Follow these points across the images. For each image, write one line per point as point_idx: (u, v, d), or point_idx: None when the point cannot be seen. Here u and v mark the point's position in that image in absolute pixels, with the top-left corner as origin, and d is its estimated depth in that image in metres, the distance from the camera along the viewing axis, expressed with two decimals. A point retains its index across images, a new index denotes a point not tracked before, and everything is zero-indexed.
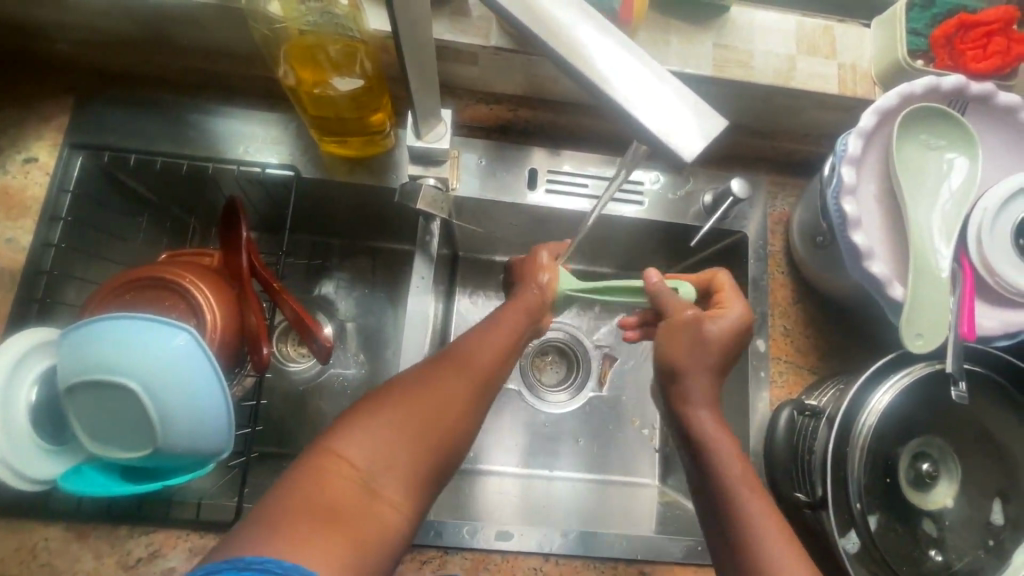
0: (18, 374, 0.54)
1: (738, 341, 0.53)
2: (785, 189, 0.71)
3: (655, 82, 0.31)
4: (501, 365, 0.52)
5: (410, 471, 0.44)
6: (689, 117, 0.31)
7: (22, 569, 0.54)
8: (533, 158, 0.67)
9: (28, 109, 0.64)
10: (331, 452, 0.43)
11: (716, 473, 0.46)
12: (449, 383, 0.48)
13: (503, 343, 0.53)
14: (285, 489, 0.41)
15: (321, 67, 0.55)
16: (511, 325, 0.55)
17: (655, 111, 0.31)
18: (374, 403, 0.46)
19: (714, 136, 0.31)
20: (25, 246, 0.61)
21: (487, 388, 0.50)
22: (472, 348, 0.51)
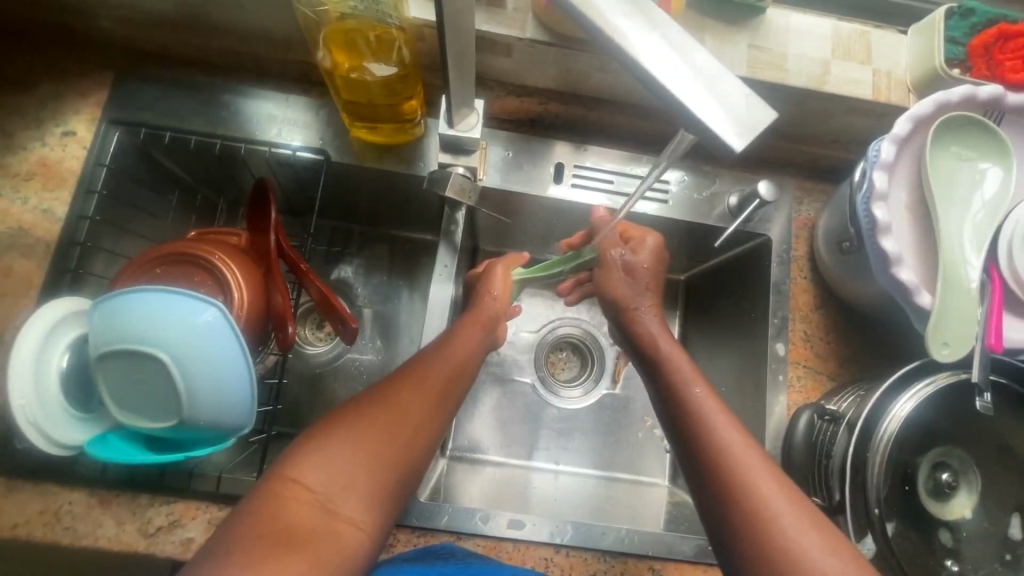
0: (51, 341, 0.55)
1: (655, 258, 0.62)
2: (811, 194, 0.71)
3: (707, 73, 0.31)
4: (459, 375, 0.52)
5: (372, 487, 0.42)
6: (739, 111, 0.30)
7: (46, 531, 0.55)
8: (559, 153, 0.67)
9: (68, 85, 0.66)
10: (285, 477, 0.41)
11: (726, 460, 0.43)
12: (405, 395, 0.47)
13: (458, 357, 0.53)
14: (238, 521, 0.39)
15: (361, 51, 0.55)
16: (469, 334, 0.56)
17: (707, 103, 0.30)
18: (329, 422, 0.44)
19: (766, 127, 0.30)
20: (61, 217, 0.62)
21: (449, 395, 0.50)
22: (429, 363, 0.51)
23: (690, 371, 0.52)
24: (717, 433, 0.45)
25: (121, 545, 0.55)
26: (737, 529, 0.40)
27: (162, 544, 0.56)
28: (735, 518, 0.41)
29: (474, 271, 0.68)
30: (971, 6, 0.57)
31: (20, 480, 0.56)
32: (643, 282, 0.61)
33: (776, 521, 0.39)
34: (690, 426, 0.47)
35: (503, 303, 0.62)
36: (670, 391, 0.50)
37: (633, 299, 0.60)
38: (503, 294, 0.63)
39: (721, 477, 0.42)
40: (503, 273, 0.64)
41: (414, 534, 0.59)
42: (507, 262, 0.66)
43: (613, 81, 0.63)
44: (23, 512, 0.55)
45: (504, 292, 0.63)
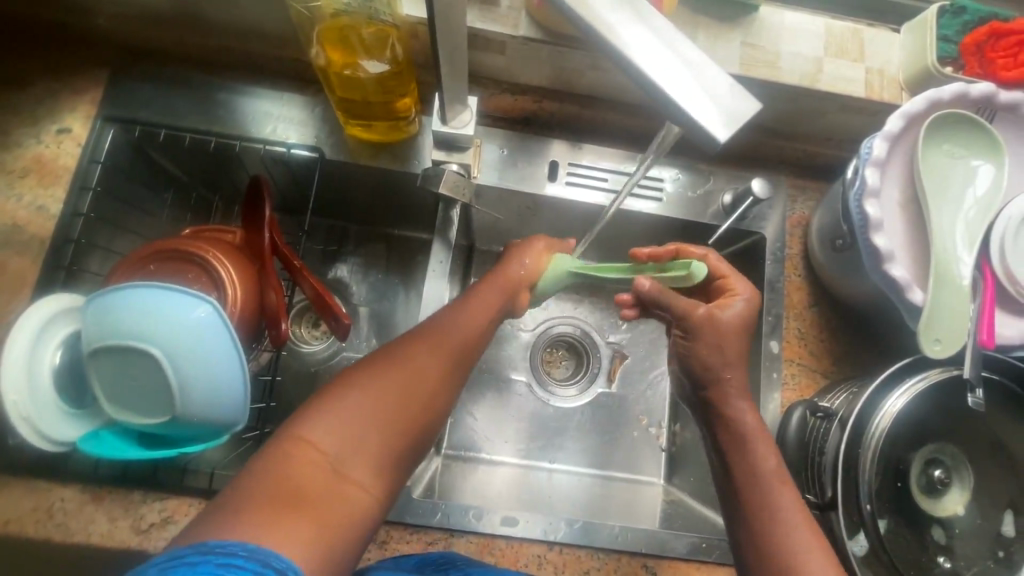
0: (44, 337, 0.55)
1: (743, 329, 0.54)
2: (805, 192, 0.71)
3: (695, 64, 0.31)
4: (475, 341, 0.51)
5: (382, 453, 0.43)
6: (725, 101, 0.31)
7: (38, 528, 0.55)
8: (554, 151, 0.67)
9: (64, 82, 0.66)
10: (297, 437, 0.41)
11: (763, 500, 0.46)
12: (416, 360, 0.47)
13: (475, 319, 0.52)
14: (250, 478, 0.39)
15: (354, 48, 0.56)
16: (490, 297, 0.54)
17: (695, 93, 0.30)
18: (343, 384, 0.44)
19: (751, 118, 0.31)
20: (55, 213, 0.62)
21: (463, 362, 0.50)
22: (445, 326, 0.50)
23: (737, 397, 0.52)
24: (757, 469, 0.48)
25: (114, 541, 0.55)
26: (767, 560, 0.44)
27: (154, 541, 0.56)
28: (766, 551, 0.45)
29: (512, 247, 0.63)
30: (962, 4, 0.57)
31: (13, 477, 0.55)
32: (729, 352, 0.53)
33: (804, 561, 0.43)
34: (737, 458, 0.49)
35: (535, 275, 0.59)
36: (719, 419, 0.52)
37: (721, 369, 0.52)
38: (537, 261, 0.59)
39: (759, 513, 0.46)
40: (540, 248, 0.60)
41: (408, 531, 0.59)
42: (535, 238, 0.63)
43: (607, 78, 0.63)
44: (15, 508, 0.55)
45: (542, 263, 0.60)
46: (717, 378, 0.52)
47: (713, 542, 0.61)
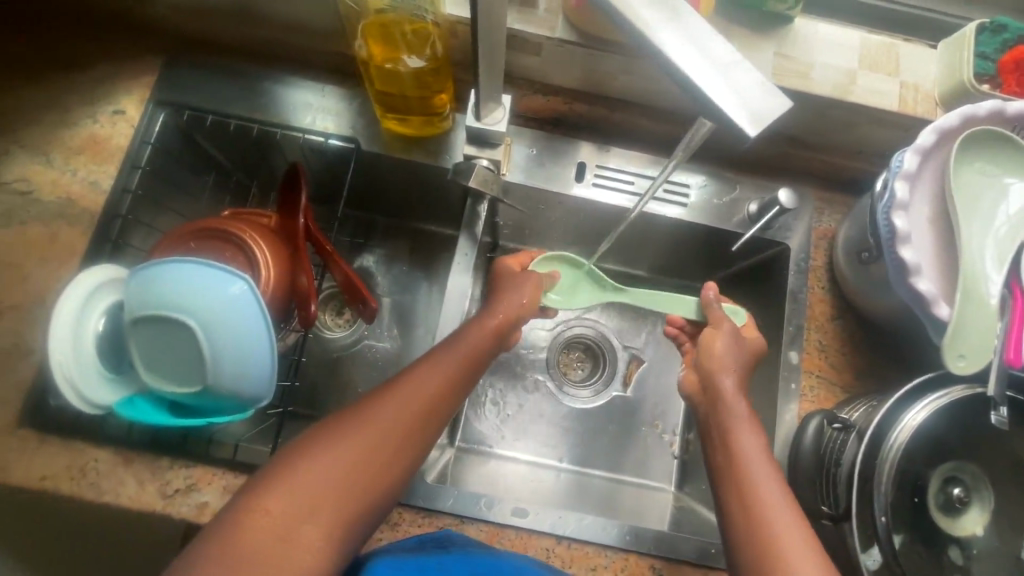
0: (90, 305, 0.58)
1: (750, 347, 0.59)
2: (832, 205, 0.71)
3: (724, 59, 0.32)
4: (454, 387, 0.52)
5: (341, 515, 0.43)
6: (753, 98, 0.31)
7: (72, 485, 0.57)
8: (582, 153, 0.69)
9: (122, 67, 0.69)
10: (254, 500, 0.41)
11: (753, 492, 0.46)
12: (393, 408, 0.48)
13: (450, 371, 0.52)
14: (206, 542, 0.40)
15: (397, 44, 0.58)
16: (472, 343, 0.55)
17: (723, 87, 0.31)
18: (307, 444, 0.45)
19: (779, 115, 0.31)
20: (105, 189, 0.65)
21: (434, 414, 0.50)
22: (416, 379, 0.50)
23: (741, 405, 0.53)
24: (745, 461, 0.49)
25: (140, 503, 0.58)
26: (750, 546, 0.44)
27: (178, 506, 0.58)
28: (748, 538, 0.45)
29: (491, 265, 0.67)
30: (1002, 22, 0.57)
31: (53, 435, 0.58)
32: (738, 358, 0.57)
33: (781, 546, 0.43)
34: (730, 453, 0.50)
35: (525, 307, 0.61)
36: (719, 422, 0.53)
37: (724, 366, 0.56)
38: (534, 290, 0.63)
39: (743, 498, 0.46)
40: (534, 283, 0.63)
41: (420, 515, 0.60)
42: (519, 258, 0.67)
43: (639, 83, 0.64)
44: (53, 465, 0.58)
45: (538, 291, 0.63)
46: (712, 374, 0.55)
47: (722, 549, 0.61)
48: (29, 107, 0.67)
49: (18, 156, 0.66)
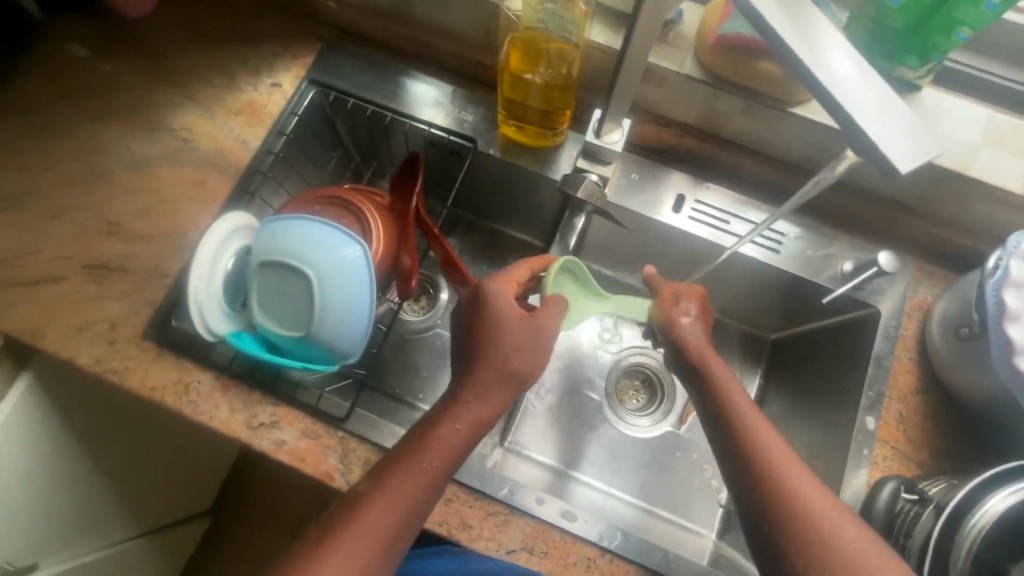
0: (225, 245, 0.65)
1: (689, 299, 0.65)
2: (933, 277, 0.69)
3: (883, 98, 0.35)
4: (414, 508, 0.52)
5: None
6: (907, 138, 0.34)
7: (176, 400, 0.64)
8: (682, 185, 0.71)
9: (287, 46, 0.78)
10: None
11: (786, 487, 0.49)
12: (336, 563, 0.49)
13: (410, 493, 0.52)
14: None
15: (540, 59, 0.63)
16: (435, 455, 0.54)
17: (880, 124, 0.34)
18: None
19: (926, 158, 0.34)
20: (252, 148, 0.73)
21: (393, 539, 0.51)
22: (370, 514, 0.51)
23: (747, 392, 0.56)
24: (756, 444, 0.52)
25: (228, 429, 0.63)
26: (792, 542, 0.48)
27: (259, 439, 0.63)
28: (791, 533, 0.48)
29: (484, 292, 0.60)
30: None
31: (168, 352, 0.65)
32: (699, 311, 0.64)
33: (824, 523, 0.47)
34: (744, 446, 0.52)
35: (507, 386, 0.57)
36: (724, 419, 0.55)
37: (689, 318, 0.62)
38: (531, 358, 0.58)
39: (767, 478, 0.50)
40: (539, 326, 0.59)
41: (473, 497, 0.62)
42: (510, 279, 0.62)
43: (755, 128, 0.66)
44: (163, 378, 0.64)
45: (537, 356, 0.58)
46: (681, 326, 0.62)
47: None
48: (206, 69, 0.77)
49: (189, 107, 0.75)
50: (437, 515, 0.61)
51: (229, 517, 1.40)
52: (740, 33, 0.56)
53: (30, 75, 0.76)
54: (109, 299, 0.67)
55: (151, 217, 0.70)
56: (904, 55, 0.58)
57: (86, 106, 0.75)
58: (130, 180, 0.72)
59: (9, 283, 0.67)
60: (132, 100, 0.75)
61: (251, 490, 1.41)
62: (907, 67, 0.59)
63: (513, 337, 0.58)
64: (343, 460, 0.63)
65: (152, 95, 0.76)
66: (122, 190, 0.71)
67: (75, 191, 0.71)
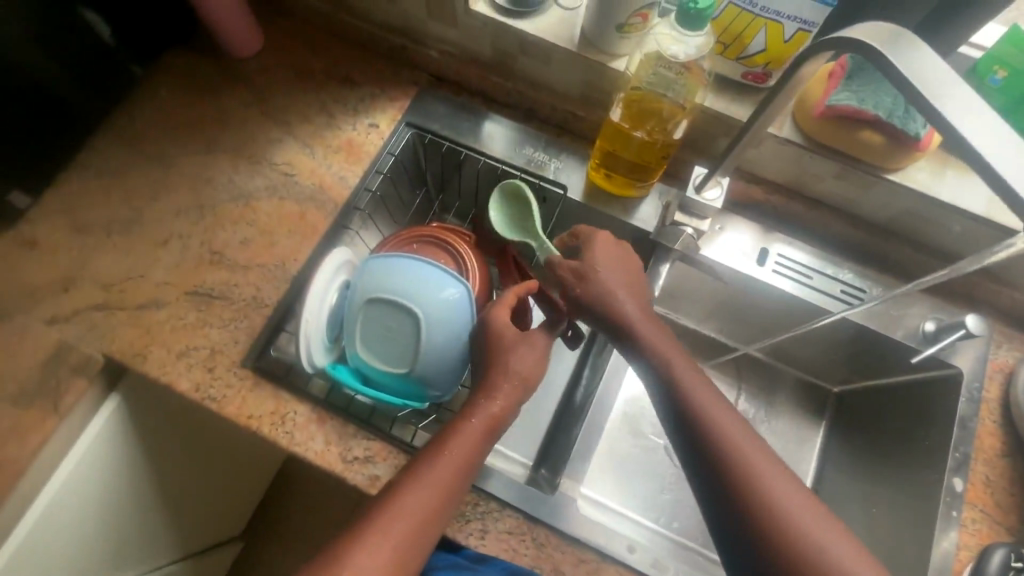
0: (330, 281, 0.67)
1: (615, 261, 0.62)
2: (1012, 341, 0.71)
3: None
4: (445, 497, 0.53)
5: None
6: None
7: (272, 428, 0.65)
8: (765, 240, 0.73)
9: (384, 89, 0.82)
10: None
11: (790, 514, 0.47)
12: (372, 545, 0.49)
13: (440, 481, 0.53)
14: None
15: (649, 118, 0.66)
16: (463, 447, 0.56)
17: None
18: None
19: None
20: (350, 185, 0.76)
21: (428, 527, 0.52)
22: (405, 499, 0.52)
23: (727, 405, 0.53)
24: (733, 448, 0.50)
25: (323, 461, 0.64)
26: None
27: (353, 473, 0.63)
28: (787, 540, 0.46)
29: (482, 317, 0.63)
30: None
31: (266, 381, 0.66)
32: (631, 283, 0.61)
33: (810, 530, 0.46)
34: (737, 468, 0.49)
35: (516, 389, 0.60)
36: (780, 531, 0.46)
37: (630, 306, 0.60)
38: (532, 365, 0.61)
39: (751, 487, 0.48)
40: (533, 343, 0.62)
41: (565, 542, 0.62)
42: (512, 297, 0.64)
43: (844, 189, 0.68)
44: (259, 407, 0.66)
45: (535, 363, 0.61)
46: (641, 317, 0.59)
47: None
48: (306, 107, 0.80)
49: (289, 143, 0.78)
50: (529, 559, 0.61)
51: (260, 542, 1.37)
52: (848, 104, 0.60)
53: (138, 104, 0.80)
54: (209, 326, 0.69)
55: (252, 248, 0.72)
56: None
57: (192, 138, 0.78)
58: (232, 211, 0.74)
59: (114, 306, 0.69)
60: (235, 134, 0.79)
61: (283, 515, 1.39)
62: None
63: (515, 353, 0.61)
64: None
65: (255, 131, 0.79)
66: (224, 220, 0.74)
67: (179, 219, 0.74)
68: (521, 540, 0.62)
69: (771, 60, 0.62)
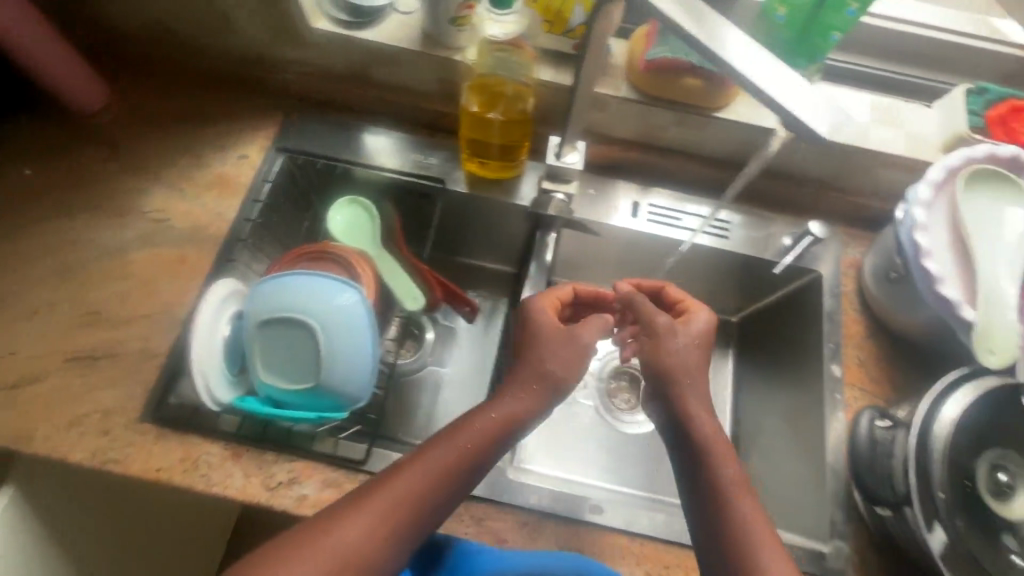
0: (219, 314, 0.66)
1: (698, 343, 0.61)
2: (856, 239, 0.80)
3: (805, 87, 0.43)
4: (444, 484, 0.53)
5: None
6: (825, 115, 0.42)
7: (186, 476, 0.62)
8: (635, 194, 0.80)
9: (246, 120, 0.81)
10: None
11: (749, 528, 0.50)
12: (361, 515, 0.50)
13: (442, 469, 0.54)
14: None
15: (498, 99, 0.71)
16: (470, 433, 0.56)
17: (798, 106, 0.42)
18: (284, 540, 0.49)
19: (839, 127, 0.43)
20: (229, 218, 0.75)
21: (416, 512, 0.52)
22: (403, 475, 0.53)
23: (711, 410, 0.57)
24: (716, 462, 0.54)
25: (246, 494, 0.62)
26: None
27: (280, 498, 0.62)
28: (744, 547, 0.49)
29: (535, 304, 0.66)
30: (984, 87, 0.69)
31: (171, 430, 0.64)
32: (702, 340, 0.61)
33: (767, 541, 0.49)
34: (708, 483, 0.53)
35: (542, 387, 0.60)
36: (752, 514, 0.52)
37: (665, 340, 0.60)
38: (564, 364, 0.61)
39: (726, 500, 0.51)
40: (573, 349, 0.62)
41: (503, 511, 0.64)
42: (553, 295, 0.68)
43: (688, 135, 0.76)
44: (168, 458, 0.63)
45: (575, 368, 0.61)
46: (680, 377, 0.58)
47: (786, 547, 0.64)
48: (167, 149, 0.78)
49: (157, 190, 0.76)
50: (471, 536, 0.62)
51: None
52: (666, 56, 0.67)
53: None
54: (98, 389, 0.65)
55: (134, 300, 0.70)
56: (796, 59, 0.69)
57: (48, 202, 0.74)
58: (106, 268, 0.71)
59: None
60: (96, 190, 0.76)
61: None
62: (804, 69, 0.70)
63: (553, 349, 0.61)
64: None
65: (116, 183, 0.76)
66: (98, 279, 0.71)
67: (48, 288, 0.70)
68: (461, 520, 0.63)
69: None
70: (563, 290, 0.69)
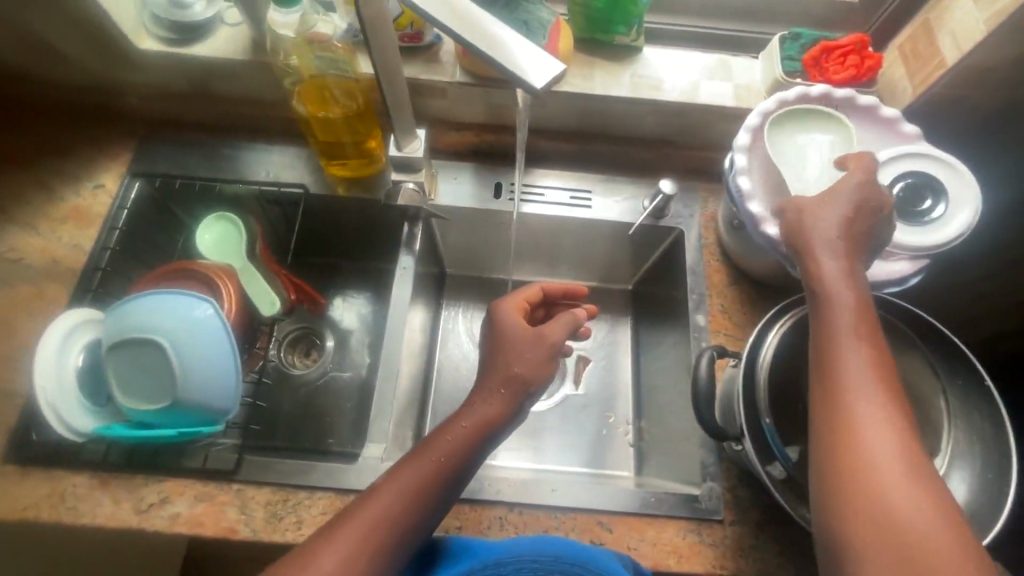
0: (68, 344, 0.65)
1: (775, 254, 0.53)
2: (715, 194, 0.83)
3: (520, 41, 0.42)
4: (425, 495, 0.52)
5: None
6: (536, 62, 0.41)
7: (51, 511, 0.62)
8: (500, 176, 0.82)
9: (103, 151, 0.81)
10: None
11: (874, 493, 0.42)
12: (337, 543, 0.48)
13: (423, 480, 0.52)
14: None
15: (330, 100, 0.72)
16: (448, 440, 0.55)
17: (514, 57, 0.41)
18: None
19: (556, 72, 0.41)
20: (87, 249, 0.75)
21: (398, 529, 0.50)
22: (383, 493, 0.51)
23: None
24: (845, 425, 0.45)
25: (116, 521, 0.62)
26: (848, 522, 0.42)
27: (152, 519, 0.62)
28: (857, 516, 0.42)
29: (497, 306, 0.65)
30: (796, 32, 0.73)
31: (34, 467, 0.63)
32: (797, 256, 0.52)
33: (865, 507, 0.42)
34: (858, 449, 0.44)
35: (511, 390, 0.58)
36: (829, 387, 0.46)
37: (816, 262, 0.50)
38: (532, 364, 0.59)
39: (839, 462, 0.44)
40: (541, 340, 0.60)
41: None
42: (520, 297, 0.67)
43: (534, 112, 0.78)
44: (32, 495, 0.62)
45: (541, 364, 0.59)
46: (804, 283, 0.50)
47: (660, 495, 0.66)
48: None
49: None
50: None
51: None
52: None
53: None
54: None
55: None
56: (612, 25, 0.74)
57: None
58: None
59: None
60: None
61: None
62: (621, 34, 0.75)
63: (516, 348, 0.59)
64: (243, 510, 0.63)
65: None
66: None
67: None
68: None
69: (414, 20, 0.70)
70: (531, 288, 0.69)
